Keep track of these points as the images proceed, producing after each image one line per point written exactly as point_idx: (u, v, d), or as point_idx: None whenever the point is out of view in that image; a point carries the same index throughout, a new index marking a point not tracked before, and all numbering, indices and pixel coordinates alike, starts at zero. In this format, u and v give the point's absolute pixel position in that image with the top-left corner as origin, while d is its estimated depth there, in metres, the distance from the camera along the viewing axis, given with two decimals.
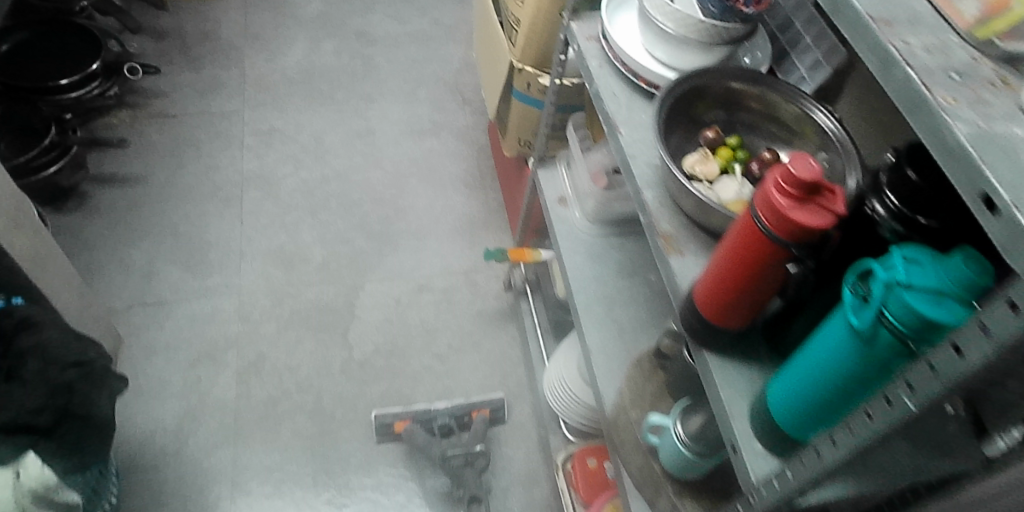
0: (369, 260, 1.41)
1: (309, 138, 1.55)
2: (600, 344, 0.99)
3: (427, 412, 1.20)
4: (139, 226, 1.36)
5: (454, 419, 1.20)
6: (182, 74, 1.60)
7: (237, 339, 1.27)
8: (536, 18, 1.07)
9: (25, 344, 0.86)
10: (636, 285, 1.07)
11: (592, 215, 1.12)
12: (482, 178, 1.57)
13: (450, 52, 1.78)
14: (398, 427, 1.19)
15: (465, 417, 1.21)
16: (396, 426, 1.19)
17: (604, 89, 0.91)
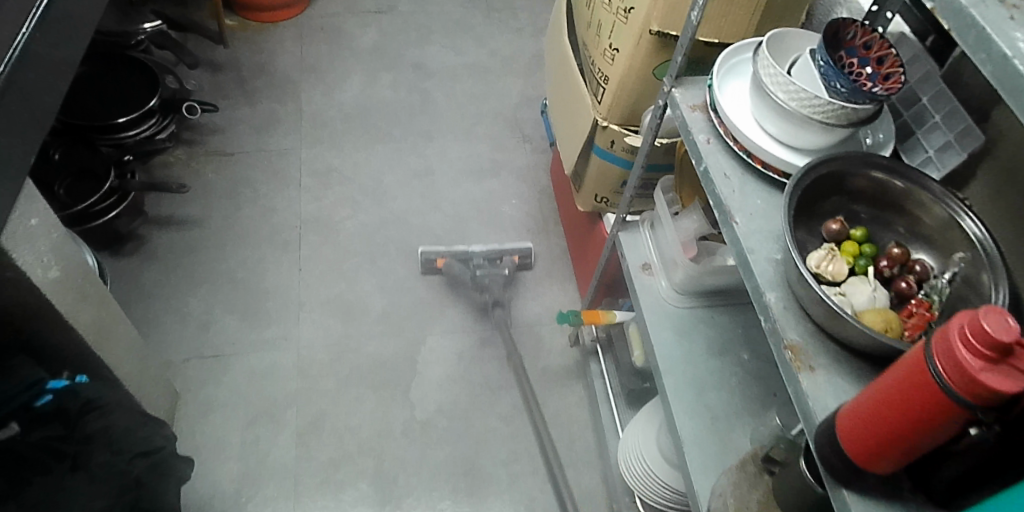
0: (430, 311, 1.35)
1: (367, 179, 1.50)
2: (693, 434, 0.93)
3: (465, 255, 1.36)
4: (196, 273, 1.32)
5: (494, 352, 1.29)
6: (238, 109, 1.56)
7: (297, 396, 1.22)
8: (630, 77, 1.00)
9: (92, 428, 0.82)
10: (728, 365, 1.01)
11: (681, 287, 1.05)
12: (545, 223, 1.51)
13: (509, 86, 1.72)
14: (439, 263, 1.35)
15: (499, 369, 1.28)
16: (437, 262, 1.35)
17: (714, 169, 0.84)
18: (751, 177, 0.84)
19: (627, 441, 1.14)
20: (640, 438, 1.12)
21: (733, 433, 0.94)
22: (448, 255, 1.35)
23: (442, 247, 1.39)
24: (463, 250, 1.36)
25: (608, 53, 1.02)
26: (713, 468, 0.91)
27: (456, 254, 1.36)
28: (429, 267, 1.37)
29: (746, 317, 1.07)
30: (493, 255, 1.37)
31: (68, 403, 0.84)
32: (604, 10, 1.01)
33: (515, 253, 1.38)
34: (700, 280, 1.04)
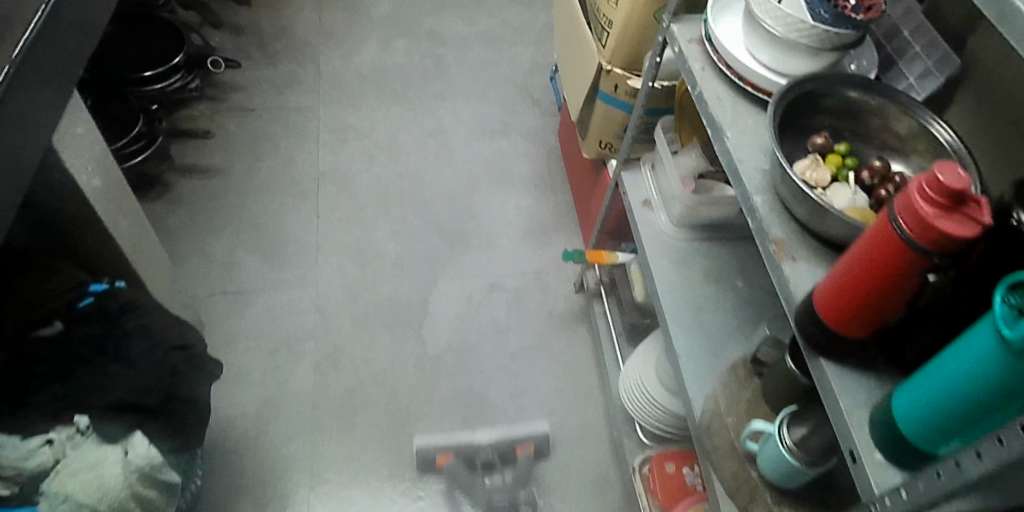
0: (441, 257, 1.42)
1: (382, 136, 1.57)
2: (689, 349, 0.99)
3: (471, 450, 1.18)
4: (221, 217, 1.40)
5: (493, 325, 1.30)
6: (260, 70, 1.64)
7: (315, 330, 1.29)
8: (630, 20, 1.06)
9: (130, 326, 0.88)
10: (724, 291, 1.07)
11: (679, 220, 1.11)
12: (553, 180, 1.57)
13: (519, 53, 1.79)
14: (441, 462, 1.16)
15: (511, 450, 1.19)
16: (439, 461, 1.16)
17: (708, 93, 0.91)
18: (744, 101, 0.91)
19: (627, 372, 1.20)
20: (640, 367, 1.17)
21: (727, 349, 1.00)
22: (451, 451, 1.17)
23: (443, 434, 1.21)
24: (469, 440, 1.18)
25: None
26: (707, 377, 0.97)
27: (462, 448, 1.18)
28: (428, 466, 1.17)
29: (741, 250, 1.13)
30: (505, 448, 1.19)
31: (108, 305, 0.89)
32: None
33: (530, 443, 1.20)
34: (697, 213, 1.10)
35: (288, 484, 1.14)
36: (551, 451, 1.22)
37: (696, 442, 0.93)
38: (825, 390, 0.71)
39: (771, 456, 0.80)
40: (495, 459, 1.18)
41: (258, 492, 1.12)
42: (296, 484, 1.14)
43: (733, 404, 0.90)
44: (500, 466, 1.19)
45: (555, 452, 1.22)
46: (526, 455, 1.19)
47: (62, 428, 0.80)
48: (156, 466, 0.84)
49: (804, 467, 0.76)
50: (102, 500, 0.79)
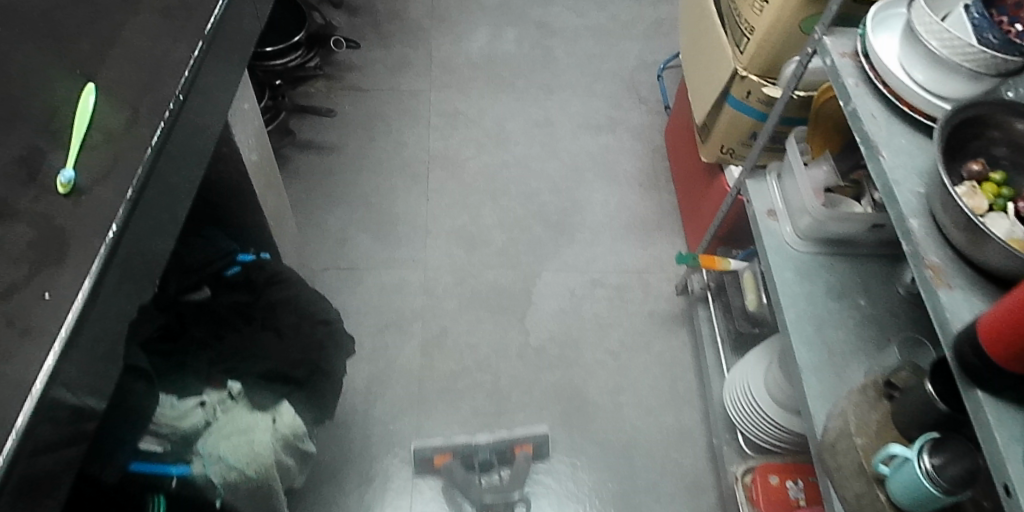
0: (546, 249, 1.43)
1: (491, 123, 1.59)
2: (812, 364, 0.99)
3: (472, 455, 1.17)
4: (334, 195, 1.44)
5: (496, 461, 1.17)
6: (374, 50, 1.66)
7: (423, 312, 1.33)
8: (776, 30, 1.05)
9: (276, 298, 0.94)
10: (847, 308, 1.05)
11: (806, 234, 1.09)
12: (657, 179, 1.57)
13: (628, 49, 1.77)
14: (439, 464, 1.15)
15: (511, 456, 1.17)
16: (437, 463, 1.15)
17: (862, 110, 0.88)
18: (897, 120, 0.88)
19: (733, 379, 1.21)
20: (748, 375, 1.17)
21: (848, 369, 0.99)
22: (451, 454, 1.16)
23: (442, 439, 1.19)
24: (470, 446, 1.16)
25: (757, 4, 1.06)
26: (829, 395, 0.97)
27: (461, 453, 1.16)
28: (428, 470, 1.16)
29: (863, 267, 1.10)
30: (506, 451, 1.17)
31: (254, 275, 0.96)
32: None
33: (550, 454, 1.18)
34: (825, 227, 1.07)
35: (393, 458, 1.18)
36: (647, 451, 1.23)
37: (817, 459, 0.93)
38: (985, 425, 0.68)
39: (908, 484, 0.77)
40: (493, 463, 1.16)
41: (365, 463, 1.17)
42: (401, 459, 1.18)
43: (862, 425, 0.87)
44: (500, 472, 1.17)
45: (652, 451, 1.23)
46: (526, 460, 1.16)
47: (213, 391, 0.85)
48: (299, 436, 0.87)
49: (941, 494, 0.74)
50: (249, 462, 0.81)
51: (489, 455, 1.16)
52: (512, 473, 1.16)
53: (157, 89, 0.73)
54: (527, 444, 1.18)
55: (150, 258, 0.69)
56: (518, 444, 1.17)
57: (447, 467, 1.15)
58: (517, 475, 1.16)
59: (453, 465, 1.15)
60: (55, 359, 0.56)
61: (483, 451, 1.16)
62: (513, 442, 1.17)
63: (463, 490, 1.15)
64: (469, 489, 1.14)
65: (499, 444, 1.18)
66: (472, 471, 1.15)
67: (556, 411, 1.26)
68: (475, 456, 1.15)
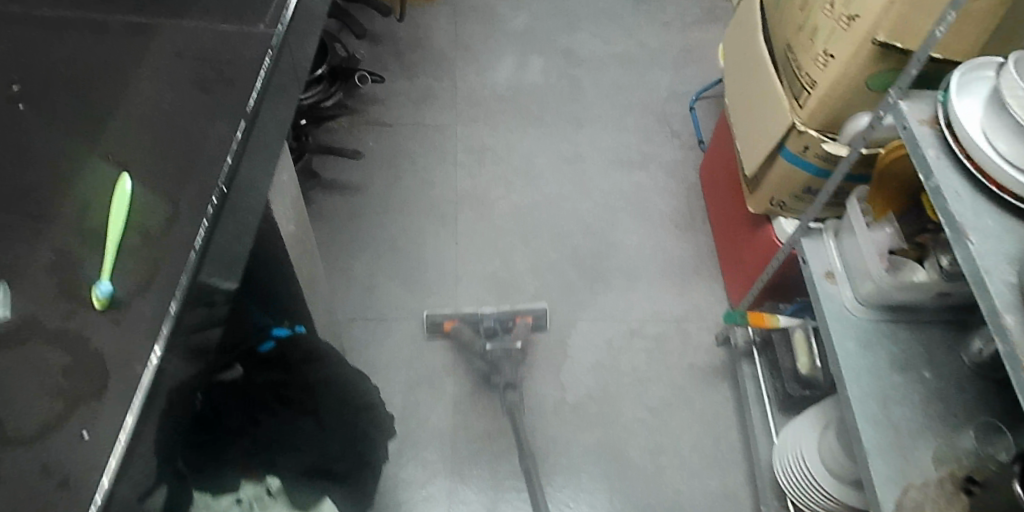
0: (581, 297, 1.38)
1: (520, 160, 1.52)
2: (879, 445, 0.93)
3: (477, 319, 1.24)
4: (360, 239, 1.38)
5: (499, 324, 1.23)
6: (398, 82, 1.59)
7: (454, 366, 1.27)
8: (841, 87, 0.98)
9: (315, 377, 0.88)
10: (912, 382, 0.99)
11: (868, 299, 1.04)
12: (693, 219, 1.50)
13: (659, 78, 1.70)
14: (446, 326, 1.24)
15: (510, 322, 1.24)
16: (444, 326, 1.24)
17: (946, 187, 0.81)
18: (983, 198, 0.81)
19: (784, 444, 1.15)
20: (801, 438, 1.11)
21: (916, 450, 0.93)
22: (456, 318, 1.24)
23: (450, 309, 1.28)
24: (473, 313, 1.24)
25: (821, 58, 0.99)
26: (898, 478, 0.90)
27: (465, 318, 1.24)
28: (437, 329, 1.25)
29: (928, 336, 1.04)
30: (506, 317, 1.23)
31: (289, 352, 0.89)
32: (823, 15, 0.98)
33: (529, 314, 1.24)
34: (889, 294, 1.02)
35: None
36: None
37: None
38: None
39: None
40: (494, 327, 1.23)
41: None
42: None
43: None
44: (501, 334, 1.24)
45: None
46: (525, 325, 1.23)
47: (249, 485, 0.80)
48: None
49: None
50: None
51: (490, 320, 1.23)
52: (511, 331, 1.23)
53: (196, 179, 0.65)
54: (527, 316, 1.24)
55: (204, 345, 0.66)
56: (520, 314, 1.23)
57: (454, 328, 1.23)
58: (514, 334, 1.23)
59: (460, 327, 1.23)
60: (105, 493, 0.50)
61: (489, 320, 1.23)
62: (515, 312, 1.23)
63: (469, 346, 1.26)
64: (475, 339, 1.24)
65: (503, 315, 1.24)
66: (475, 323, 1.23)
67: (595, 473, 1.20)
68: (480, 323, 1.22)
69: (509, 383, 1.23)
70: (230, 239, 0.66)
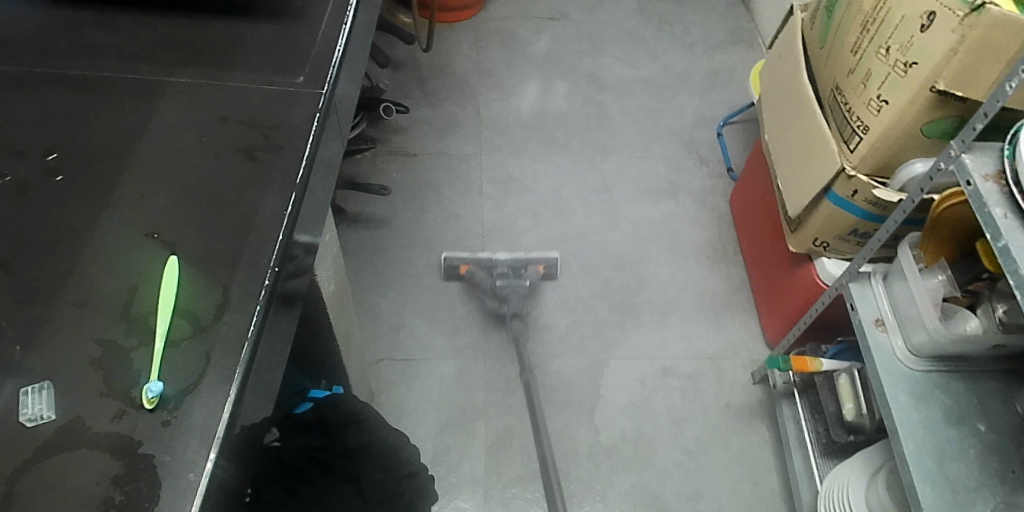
0: (612, 333, 1.34)
1: (547, 190, 1.49)
2: (937, 505, 0.89)
3: (489, 261, 1.23)
4: (385, 274, 1.35)
5: (512, 267, 1.24)
6: (420, 109, 1.57)
7: (485, 408, 1.23)
8: (894, 132, 0.96)
9: (354, 442, 0.82)
10: (968, 437, 0.95)
11: (921, 349, 1.00)
12: (724, 251, 1.47)
13: (685, 103, 1.67)
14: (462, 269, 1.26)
15: (522, 267, 1.24)
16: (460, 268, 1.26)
17: (1017, 248, 0.78)
18: None
19: (828, 489, 1.10)
20: (846, 484, 1.06)
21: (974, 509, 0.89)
22: (472, 262, 1.25)
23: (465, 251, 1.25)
24: (487, 258, 1.22)
25: (874, 103, 0.97)
26: None
27: (480, 261, 1.24)
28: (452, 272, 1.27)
29: (981, 388, 1.00)
30: (518, 264, 1.23)
31: (327, 413, 0.86)
32: (878, 59, 0.97)
33: (540, 264, 1.22)
34: (943, 346, 0.98)
35: None
36: None
37: None
38: None
39: None
40: (507, 271, 1.24)
41: None
42: None
43: None
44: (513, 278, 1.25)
45: None
46: (537, 272, 1.23)
47: None
48: None
49: None
50: None
51: (503, 269, 1.23)
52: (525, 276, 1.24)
53: (246, 259, 0.63)
54: (540, 264, 1.24)
55: (254, 438, 0.62)
56: (532, 264, 1.23)
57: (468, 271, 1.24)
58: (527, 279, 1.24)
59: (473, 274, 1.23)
60: None
61: (501, 264, 1.23)
62: (527, 260, 1.23)
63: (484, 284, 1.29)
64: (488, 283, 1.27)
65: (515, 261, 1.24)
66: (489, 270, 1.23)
67: None
68: (495, 270, 1.22)
69: (516, 313, 1.29)
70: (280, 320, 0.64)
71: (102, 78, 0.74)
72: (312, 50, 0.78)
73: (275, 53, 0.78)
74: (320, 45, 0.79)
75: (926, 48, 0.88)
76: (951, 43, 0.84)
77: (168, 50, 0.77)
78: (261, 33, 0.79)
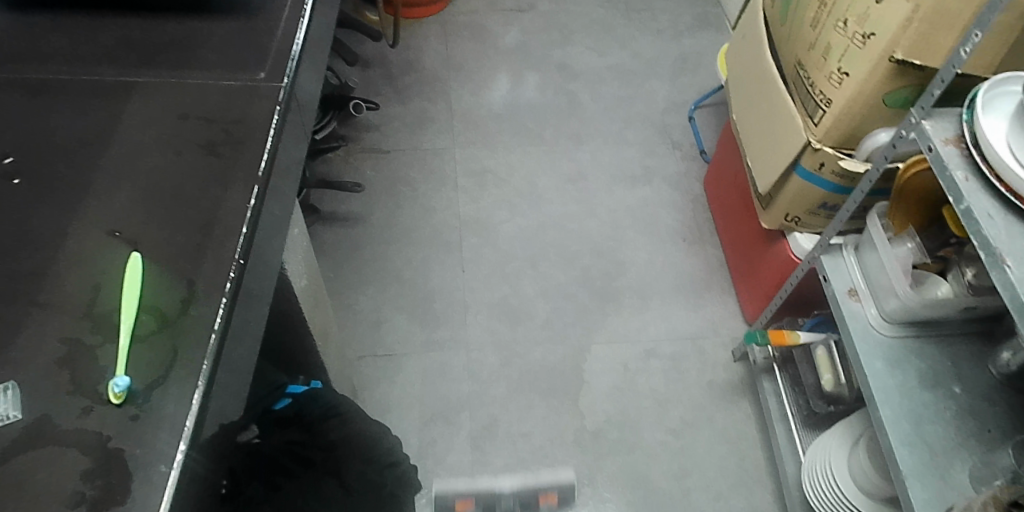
0: (593, 319, 1.35)
1: (522, 181, 1.50)
2: (915, 467, 0.90)
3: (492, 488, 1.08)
4: (363, 271, 1.35)
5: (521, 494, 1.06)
6: (392, 106, 1.56)
7: (469, 399, 1.23)
8: (856, 104, 0.97)
9: (335, 436, 0.82)
10: (943, 398, 0.96)
11: (894, 317, 1.02)
12: (700, 232, 1.48)
13: (655, 89, 1.68)
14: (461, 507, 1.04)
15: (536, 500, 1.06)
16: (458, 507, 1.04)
17: (978, 209, 0.79)
18: (1017, 219, 0.79)
19: (811, 461, 1.11)
20: (828, 454, 1.08)
21: (953, 470, 0.90)
22: (472, 499, 1.04)
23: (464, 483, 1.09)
24: (491, 490, 1.05)
25: (835, 76, 0.98)
26: (939, 501, 0.88)
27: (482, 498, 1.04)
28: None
29: (955, 350, 1.01)
30: (530, 494, 1.05)
31: (307, 409, 0.86)
32: (837, 32, 0.97)
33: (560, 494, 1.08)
34: (914, 312, 0.99)
35: None
36: None
37: None
38: None
39: None
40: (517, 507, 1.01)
41: None
42: None
43: None
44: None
45: None
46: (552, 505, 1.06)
47: None
48: None
49: None
50: None
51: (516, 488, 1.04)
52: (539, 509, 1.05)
53: (212, 253, 0.62)
54: (554, 495, 1.08)
55: (228, 429, 0.61)
56: (547, 495, 1.07)
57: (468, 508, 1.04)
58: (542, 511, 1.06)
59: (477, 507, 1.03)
60: None
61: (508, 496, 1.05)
62: (540, 492, 1.06)
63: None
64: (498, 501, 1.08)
65: (526, 491, 1.07)
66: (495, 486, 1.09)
67: (622, 502, 1.16)
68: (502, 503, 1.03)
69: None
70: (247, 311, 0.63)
71: (58, 81, 0.73)
72: (271, 45, 0.78)
73: (233, 49, 0.78)
74: (280, 39, 0.79)
75: (882, 18, 0.90)
76: (906, 13, 0.86)
77: (125, 50, 0.76)
78: (219, 31, 0.79)
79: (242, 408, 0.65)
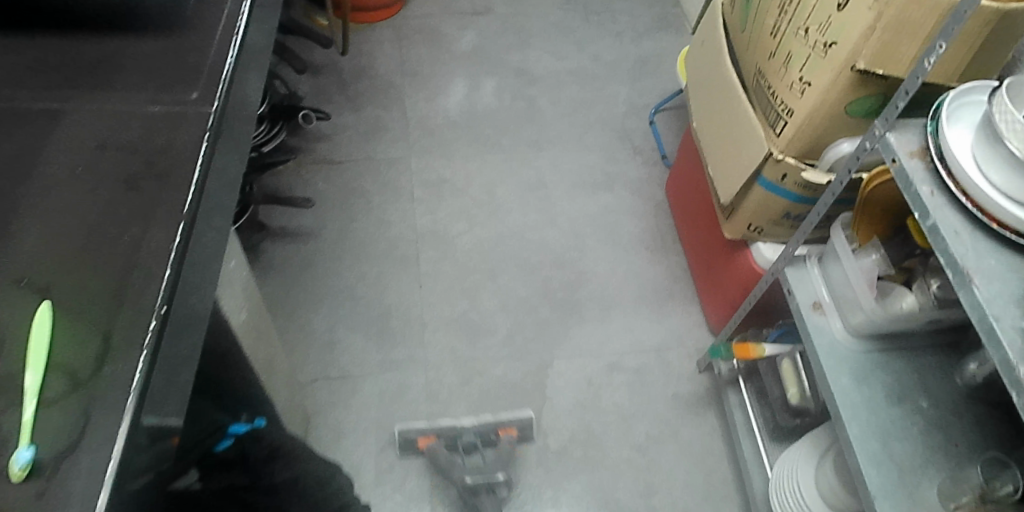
0: (555, 333, 1.31)
1: (480, 190, 1.45)
2: (884, 486, 0.88)
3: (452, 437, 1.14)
4: (315, 289, 1.29)
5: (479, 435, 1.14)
6: (344, 114, 1.50)
7: (428, 421, 1.19)
8: (818, 114, 0.95)
9: (280, 481, 0.78)
10: (910, 414, 0.95)
11: (859, 330, 1.00)
12: (663, 239, 1.45)
13: (615, 92, 1.65)
14: (421, 443, 1.13)
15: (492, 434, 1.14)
16: (419, 442, 1.12)
17: (944, 226, 0.77)
18: (983, 235, 0.77)
19: (779, 476, 1.09)
20: (795, 469, 1.06)
21: (921, 488, 0.89)
22: (432, 433, 1.13)
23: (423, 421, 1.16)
24: (450, 425, 1.14)
25: (797, 86, 0.96)
26: None
27: (441, 431, 1.13)
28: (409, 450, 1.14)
29: (919, 362, 1.00)
30: (487, 430, 1.14)
31: (251, 451, 0.78)
32: (798, 41, 0.95)
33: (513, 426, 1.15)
34: (879, 325, 0.98)
35: None
36: None
37: None
38: None
39: None
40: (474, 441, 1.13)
41: None
42: None
43: None
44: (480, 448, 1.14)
45: None
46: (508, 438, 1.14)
47: None
48: None
49: None
50: None
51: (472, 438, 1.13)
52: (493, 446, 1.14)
53: (132, 300, 0.57)
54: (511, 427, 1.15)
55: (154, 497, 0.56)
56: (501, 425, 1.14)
57: (430, 445, 1.12)
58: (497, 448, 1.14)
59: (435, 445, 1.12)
60: None
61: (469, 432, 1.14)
62: (497, 425, 1.14)
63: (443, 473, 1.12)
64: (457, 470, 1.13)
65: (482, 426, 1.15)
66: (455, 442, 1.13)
67: None
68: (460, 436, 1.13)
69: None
70: (179, 364, 0.58)
71: None
72: (203, 63, 0.72)
73: (161, 70, 0.71)
74: (212, 57, 0.73)
75: (845, 27, 0.87)
76: (868, 22, 0.84)
77: (40, 73, 0.70)
78: (146, 49, 0.73)
79: (170, 469, 0.59)
